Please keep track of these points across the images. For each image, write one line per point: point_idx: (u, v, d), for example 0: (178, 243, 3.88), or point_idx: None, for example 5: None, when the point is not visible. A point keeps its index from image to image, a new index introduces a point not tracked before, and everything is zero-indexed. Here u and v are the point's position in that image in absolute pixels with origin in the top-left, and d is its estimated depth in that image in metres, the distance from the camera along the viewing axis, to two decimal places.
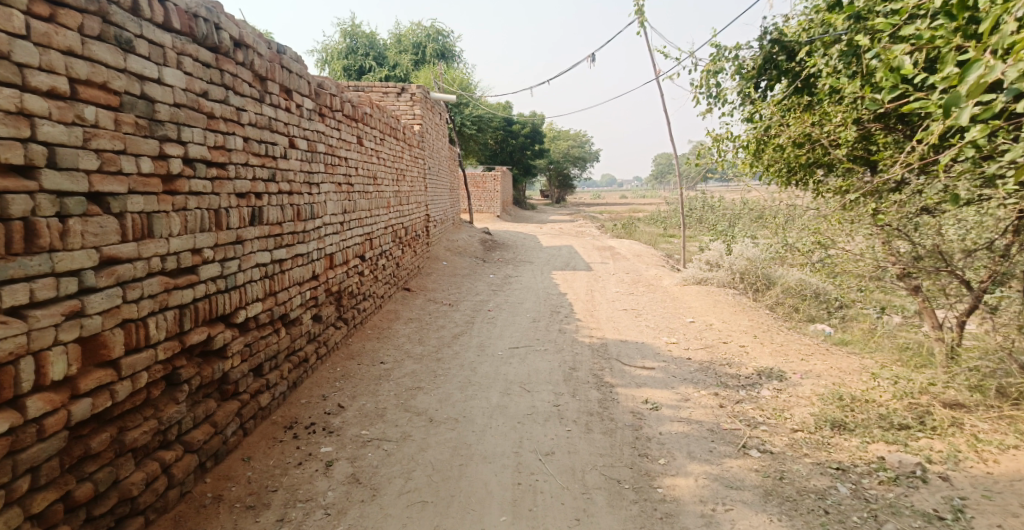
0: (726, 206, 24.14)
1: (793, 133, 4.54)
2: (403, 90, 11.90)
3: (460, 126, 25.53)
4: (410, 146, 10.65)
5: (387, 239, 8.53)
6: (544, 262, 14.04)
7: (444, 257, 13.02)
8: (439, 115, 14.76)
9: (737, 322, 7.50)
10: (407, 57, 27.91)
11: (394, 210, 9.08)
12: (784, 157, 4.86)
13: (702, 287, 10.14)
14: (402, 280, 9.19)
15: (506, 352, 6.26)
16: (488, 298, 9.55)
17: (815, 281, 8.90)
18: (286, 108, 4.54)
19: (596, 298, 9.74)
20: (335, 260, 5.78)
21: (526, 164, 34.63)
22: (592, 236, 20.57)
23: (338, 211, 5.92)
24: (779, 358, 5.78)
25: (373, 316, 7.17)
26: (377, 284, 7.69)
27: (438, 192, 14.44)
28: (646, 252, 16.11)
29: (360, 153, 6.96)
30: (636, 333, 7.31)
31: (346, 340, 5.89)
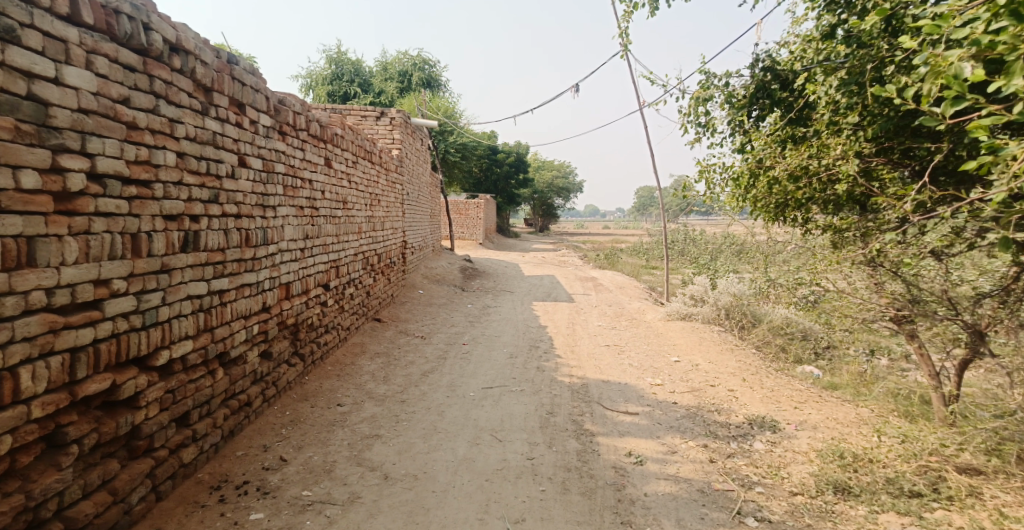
0: (709, 240, 23.98)
1: (786, 166, 4.08)
2: (382, 114, 11.54)
3: (443, 153, 25.31)
4: (387, 171, 10.25)
5: (357, 267, 8.05)
6: (525, 292, 13.60)
7: (420, 285, 12.54)
8: (421, 141, 14.44)
9: (724, 363, 7.09)
10: (392, 84, 27.81)
11: (367, 236, 8.61)
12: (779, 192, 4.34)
13: (687, 324, 9.76)
14: (371, 311, 8.68)
15: (478, 393, 5.76)
16: (463, 330, 9.06)
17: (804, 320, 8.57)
18: (237, 123, 4.10)
19: (577, 333, 9.29)
20: (292, 290, 5.29)
21: (510, 192, 34.44)
22: (575, 266, 20.23)
23: (297, 237, 5.45)
24: (771, 405, 5.37)
25: (336, 350, 6.65)
26: (343, 315, 7.19)
27: (418, 218, 14.05)
28: (629, 284, 15.77)
29: (327, 176, 6.51)
30: (619, 372, 6.86)
31: (300, 379, 5.37)
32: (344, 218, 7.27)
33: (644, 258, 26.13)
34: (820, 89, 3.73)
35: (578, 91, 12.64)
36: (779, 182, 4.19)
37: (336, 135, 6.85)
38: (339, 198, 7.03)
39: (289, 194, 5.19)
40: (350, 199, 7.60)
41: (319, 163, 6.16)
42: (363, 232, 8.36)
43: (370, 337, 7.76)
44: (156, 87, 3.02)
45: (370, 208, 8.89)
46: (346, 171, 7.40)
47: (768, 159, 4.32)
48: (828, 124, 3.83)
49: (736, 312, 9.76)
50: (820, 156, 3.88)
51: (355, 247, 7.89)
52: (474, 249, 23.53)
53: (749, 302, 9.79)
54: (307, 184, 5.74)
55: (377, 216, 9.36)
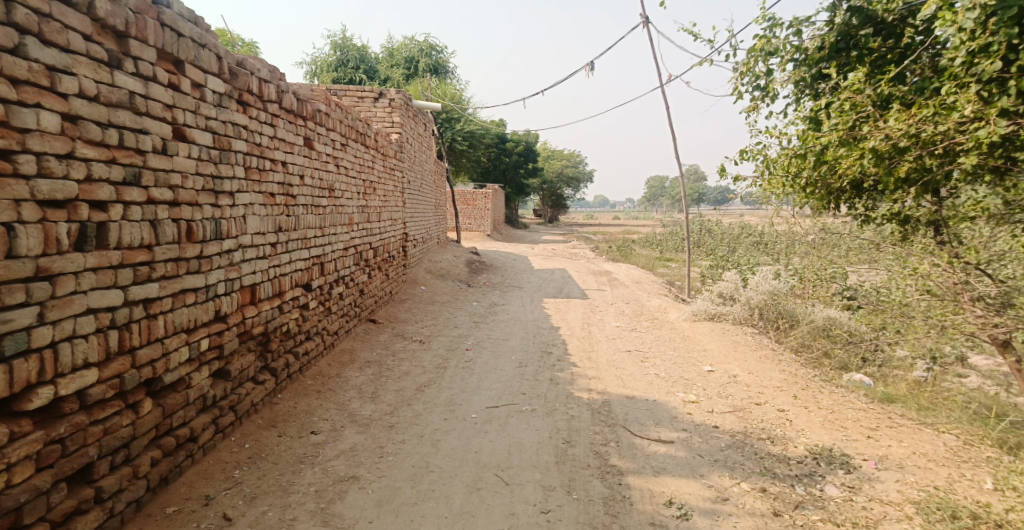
0: (726, 231, 23.05)
1: (882, 135, 3.22)
2: (381, 95, 10.64)
3: (450, 142, 24.40)
4: (383, 157, 9.35)
5: (348, 262, 7.18)
6: (536, 288, 12.69)
7: (423, 280, 11.68)
8: (424, 126, 13.52)
9: (767, 375, 6.14)
10: (398, 71, 26.84)
11: (359, 229, 7.73)
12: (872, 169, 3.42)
13: (715, 324, 8.82)
14: (365, 312, 7.82)
15: (481, 414, 4.87)
16: (467, 332, 8.17)
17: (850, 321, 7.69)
18: (170, 84, 3.23)
19: (593, 335, 8.39)
20: (259, 293, 4.42)
21: (519, 182, 33.47)
22: (588, 259, 19.33)
23: (266, 229, 4.57)
24: (837, 433, 4.50)
25: (318, 361, 5.79)
26: (329, 317, 6.32)
27: (420, 208, 13.13)
28: (646, 278, 14.89)
29: (308, 160, 5.63)
30: (644, 386, 5.95)
31: (269, 400, 4.51)
32: (330, 208, 6.40)
33: (659, 249, 25.17)
34: (955, 18, 2.94)
35: (592, 71, 11.69)
36: (865, 159, 3.36)
37: (318, 112, 5.96)
38: (323, 185, 6.15)
39: (253, 177, 4.31)
40: (338, 186, 6.72)
41: (296, 143, 5.28)
42: (355, 223, 7.50)
43: (362, 343, 6.89)
44: (17, 17, 2.26)
45: (364, 198, 8.02)
46: (332, 154, 6.51)
47: (856, 127, 3.48)
48: (955, 74, 3.08)
49: (770, 311, 8.81)
50: (935, 120, 3.09)
51: (345, 241, 7.03)
52: (482, 241, 22.64)
53: (783, 301, 8.85)
54: (279, 167, 4.86)
55: (371, 205, 8.48)
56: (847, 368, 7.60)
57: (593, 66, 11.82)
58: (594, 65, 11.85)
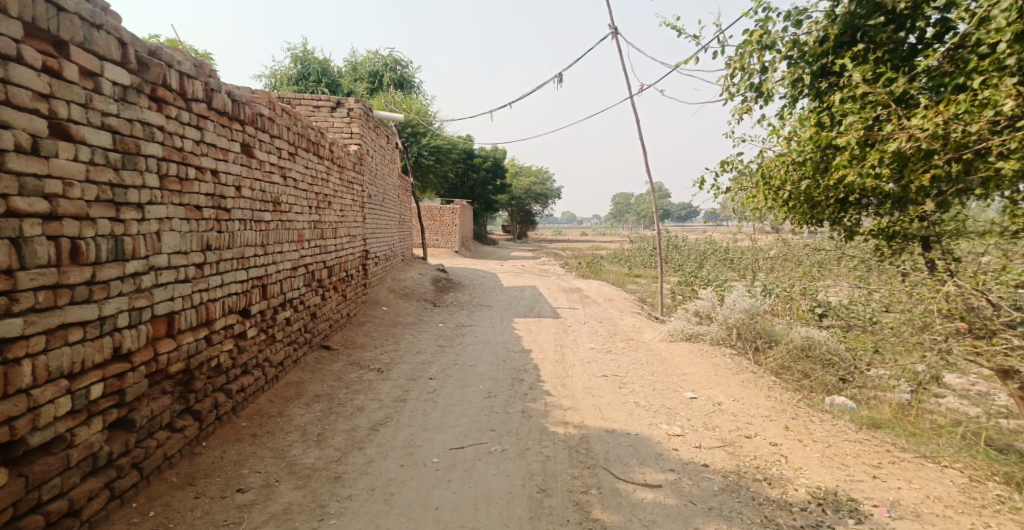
0: (694, 247, 22.98)
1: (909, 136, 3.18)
2: (339, 104, 10.01)
3: (415, 157, 23.78)
4: (340, 169, 8.71)
5: (297, 283, 6.50)
6: (504, 307, 12.12)
7: (384, 300, 10.99)
8: (386, 138, 12.89)
9: (753, 402, 5.66)
10: (362, 85, 26.12)
11: (311, 248, 7.06)
12: (890, 169, 3.45)
13: (693, 345, 8.36)
14: (316, 338, 7.12)
15: (443, 459, 4.27)
16: (430, 357, 7.55)
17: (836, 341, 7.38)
18: (46, 69, 2.65)
19: (565, 359, 7.83)
20: (178, 324, 3.75)
21: (487, 198, 32.97)
22: (557, 276, 18.82)
23: (188, 248, 3.91)
24: (839, 472, 4.00)
25: (258, 397, 5.11)
26: (272, 346, 5.63)
27: (383, 223, 12.47)
28: (618, 295, 14.47)
29: (245, 170, 4.97)
30: (624, 419, 5.41)
31: (189, 450, 3.86)
32: (275, 225, 5.75)
33: (628, 265, 24.89)
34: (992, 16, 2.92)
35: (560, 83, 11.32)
36: (887, 160, 3.35)
37: (260, 117, 5.32)
38: (266, 199, 5.50)
39: (172, 187, 3.66)
40: (285, 199, 6.07)
41: (230, 150, 4.63)
42: (306, 241, 6.85)
43: (313, 374, 6.20)
44: None
45: (317, 213, 7.37)
46: (278, 164, 5.87)
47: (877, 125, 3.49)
48: (984, 72, 3.09)
49: (749, 331, 8.40)
50: (963, 119, 3.09)
51: (294, 260, 6.36)
52: (448, 258, 21.96)
53: (762, 319, 8.46)
54: (207, 175, 4.21)
55: (325, 221, 7.81)
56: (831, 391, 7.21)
57: (562, 77, 11.45)
58: (563, 77, 11.49)
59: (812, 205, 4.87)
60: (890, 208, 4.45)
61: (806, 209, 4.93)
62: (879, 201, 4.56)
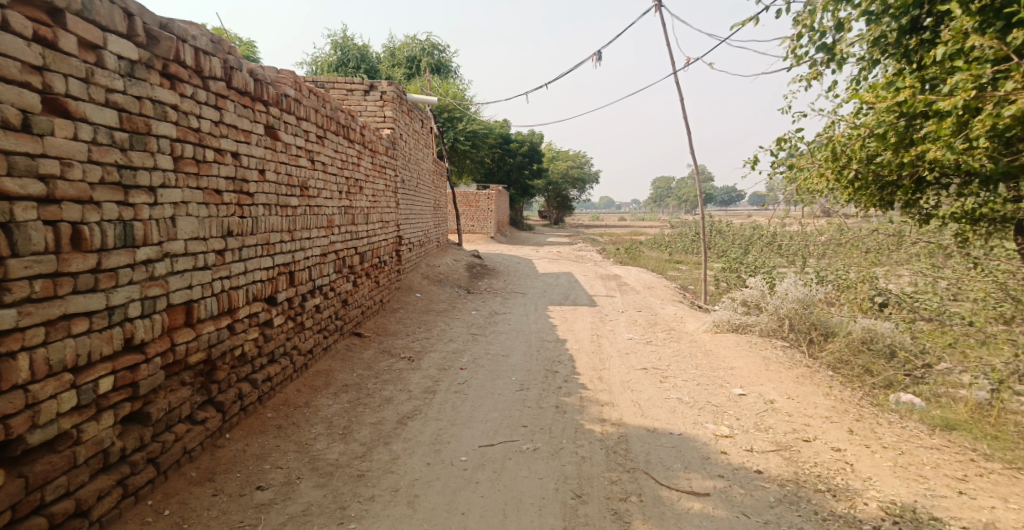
0: (737, 233, 22.28)
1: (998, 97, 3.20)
2: (372, 87, 9.81)
3: (452, 142, 23.58)
4: (372, 153, 8.52)
5: (327, 270, 6.34)
6: (540, 294, 11.85)
7: (418, 287, 10.83)
8: (420, 122, 12.65)
9: (811, 402, 5.26)
10: (400, 70, 25.96)
11: (342, 234, 6.89)
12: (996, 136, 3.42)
13: (741, 337, 7.93)
14: (347, 326, 6.98)
15: (472, 457, 4.03)
16: (463, 346, 7.34)
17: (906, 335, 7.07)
18: (40, 39, 2.48)
19: (604, 350, 7.51)
20: (196, 313, 3.57)
21: (524, 183, 32.62)
22: (594, 262, 18.44)
23: (207, 233, 3.73)
24: (916, 485, 3.66)
25: (285, 387, 4.95)
26: (300, 335, 5.47)
27: (417, 209, 12.30)
28: (657, 283, 14.04)
29: (269, 152, 4.78)
30: (666, 417, 5.09)
31: (212, 442, 3.68)
32: (303, 210, 5.57)
33: (668, 251, 24.28)
34: None
35: (599, 62, 10.88)
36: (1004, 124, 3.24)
37: (286, 98, 5.12)
38: (293, 183, 5.31)
39: (186, 168, 3.46)
40: (313, 184, 5.89)
41: (252, 131, 4.44)
42: (336, 227, 6.67)
43: (343, 363, 6.03)
44: None
45: (347, 198, 7.19)
46: (306, 147, 5.67)
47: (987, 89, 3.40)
48: None
49: (801, 322, 7.91)
50: None
51: (323, 247, 6.19)
52: (484, 244, 21.81)
53: (816, 310, 7.96)
54: (227, 157, 4.01)
55: (356, 206, 7.63)
56: (892, 388, 6.72)
57: (601, 56, 10.98)
58: (602, 55, 11.02)
59: (881, 189, 4.83)
60: (976, 188, 4.52)
61: (873, 193, 4.90)
62: (961, 181, 4.61)
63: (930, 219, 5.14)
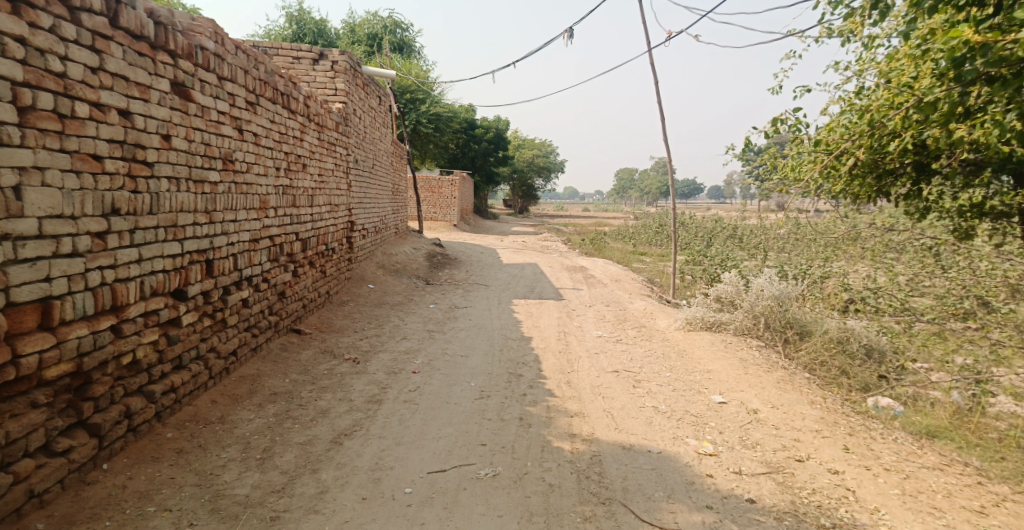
0: (702, 225, 22.07)
1: None
2: (322, 56, 8.94)
3: (414, 124, 22.61)
4: (320, 127, 7.67)
5: (260, 259, 5.52)
6: (503, 286, 11.17)
7: (372, 277, 10.03)
8: (377, 99, 11.77)
9: (797, 414, 4.69)
10: (360, 48, 24.78)
11: (278, 217, 6.06)
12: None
13: (715, 336, 7.42)
14: (284, 322, 6.19)
15: (418, 489, 3.36)
16: (418, 345, 6.62)
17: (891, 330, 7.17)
18: None
19: (570, 350, 6.89)
20: (58, 314, 2.82)
21: (488, 170, 31.78)
22: (560, 253, 17.89)
23: (79, 211, 2.93)
24: (933, 521, 3.20)
25: (197, 397, 4.18)
26: (220, 334, 4.66)
27: (372, 194, 11.46)
28: (624, 275, 13.54)
29: (178, 114, 3.94)
30: (642, 430, 4.49)
31: (76, 479, 2.96)
32: (226, 188, 4.74)
33: (632, 242, 23.87)
34: None
35: (569, 38, 10.20)
36: None
37: (202, 51, 4.28)
38: (213, 154, 4.48)
39: (42, 124, 2.72)
40: (242, 158, 5.06)
41: (153, 86, 3.60)
42: (272, 209, 5.85)
43: (275, 366, 5.26)
44: None
45: (287, 177, 6.37)
46: (231, 114, 4.84)
47: None
48: None
49: (776, 320, 7.44)
50: None
51: (254, 231, 5.37)
52: (446, 232, 21.00)
53: (792, 307, 7.50)
54: (110, 116, 3.14)
55: (299, 187, 6.80)
56: (871, 391, 6.27)
57: (572, 32, 10.29)
58: (573, 32, 10.33)
59: (878, 177, 4.83)
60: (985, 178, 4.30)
61: (868, 182, 4.90)
62: (964, 171, 4.41)
63: (931, 212, 4.85)
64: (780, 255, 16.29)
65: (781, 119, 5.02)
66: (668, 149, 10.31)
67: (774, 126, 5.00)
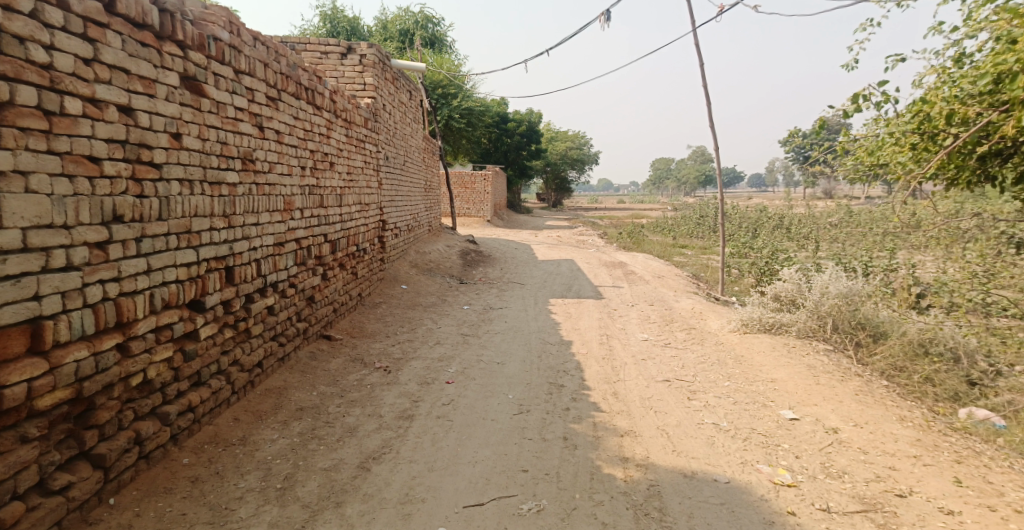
0: (745, 216, 21.21)
1: None
2: (350, 49, 8.64)
3: (447, 119, 22.30)
4: (348, 123, 7.35)
5: (285, 264, 5.21)
6: (541, 285, 10.73)
7: (405, 278, 9.71)
8: (408, 93, 11.42)
9: (890, 435, 4.17)
10: (392, 44, 24.57)
11: (305, 219, 5.75)
12: None
13: (774, 339, 6.84)
14: (313, 328, 5.88)
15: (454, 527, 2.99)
16: (453, 351, 6.24)
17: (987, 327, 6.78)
18: None
19: (616, 355, 6.43)
20: (50, 337, 2.54)
21: (522, 163, 31.33)
22: (597, 248, 17.33)
23: (72, 220, 2.65)
24: None
25: (218, 415, 3.81)
26: (242, 345, 4.33)
27: (405, 191, 11.16)
28: (667, 271, 12.96)
29: (190, 111, 3.61)
30: (705, 453, 4.02)
31: (78, 518, 2.67)
32: (246, 189, 4.42)
33: (672, 235, 23.13)
34: None
35: (607, 22, 9.65)
36: None
37: (216, 42, 3.95)
38: (230, 154, 4.16)
39: (23, 122, 2.44)
40: (263, 157, 4.74)
41: (159, 81, 3.29)
42: (297, 211, 5.53)
43: (302, 377, 4.92)
44: None
45: (313, 177, 6.05)
46: (249, 109, 4.51)
47: None
48: None
49: (845, 321, 6.84)
50: None
51: (278, 234, 5.05)
52: (481, 227, 20.66)
53: (861, 306, 6.90)
54: (108, 111, 2.86)
55: (326, 186, 6.48)
56: (961, 401, 5.67)
57: (609, 15, 9.68)
58: (609, 15, 9.68)
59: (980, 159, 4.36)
60: None
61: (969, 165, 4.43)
62: None
63: None
64: (831, 246, 15.43)
65: (862, 95, 4.57)
66: (715, 138, 9.70)
67: (856, 104, 4.57)
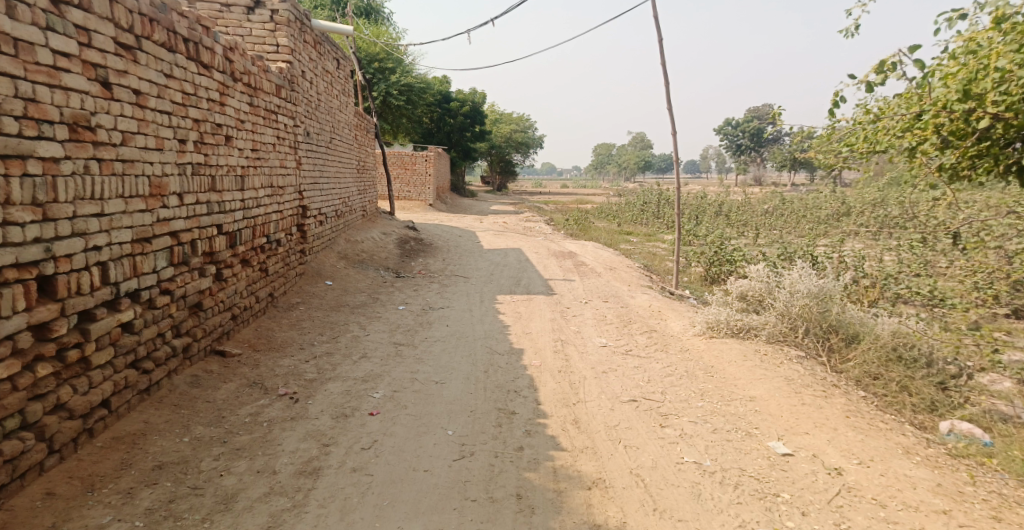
0: (690, 202, 20.88)
1: None
2: (258, 3, 7.31)
3: (383, 96, 20.84)
4: (251, 90, 6.08)
5: (150, 266, 4.00)
6: (486, 279, 9.73)
7: (330, 272, 8.51)
8: (334, 62, 10.08)
9: (907, 480, 3.41)
10: (324, 14, 22.74)
11: (185, 206, 4.53)
12: None
13: (744, 343, 6.11)
14: (200, 343, 4.71)
15: None
16: (381, 368, 5.20)
17: (963, 328, 6.26)
18: None
19: (573, 367, 5.54)
20: None
21: (465, 146, 30.07)
22: (543, 235, 16.49)
23: None
24: None
25: (19, 491, 2.78)
26: (73, 382, 3.21)
27: (333, 172, 9.90)
28: (618, 262, 12.24)
29: None
30: (694, 511, 3.19)
31: None
32: (77, 165, 3.28)
33: (617, 221, 22.48)
34: None
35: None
36: None
37: None
38: (42, 114, 3.06)
39: None
40: (109, 123, 3.56)
41: None
42: (173, 195, 4.33)
43: (172, 415, 3.79)
44: None
45: (198, 153, 4.81)
46: (81, 57, 3.33)
47: None
48: None
49: (816, 324, 6.05)
50: None
51: (137, 227, 3.88)
52: (421, 212, 19.43)
53: (831, 306, 6.11)
54: None
55: (220, 165, 5.26)
56: (939, 411, 4.93)
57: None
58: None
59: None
60: None
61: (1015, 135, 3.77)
62: None
63: None
64: (779, 235, 15.11)
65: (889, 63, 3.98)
66: (673, 120, 8.93)
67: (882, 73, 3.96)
